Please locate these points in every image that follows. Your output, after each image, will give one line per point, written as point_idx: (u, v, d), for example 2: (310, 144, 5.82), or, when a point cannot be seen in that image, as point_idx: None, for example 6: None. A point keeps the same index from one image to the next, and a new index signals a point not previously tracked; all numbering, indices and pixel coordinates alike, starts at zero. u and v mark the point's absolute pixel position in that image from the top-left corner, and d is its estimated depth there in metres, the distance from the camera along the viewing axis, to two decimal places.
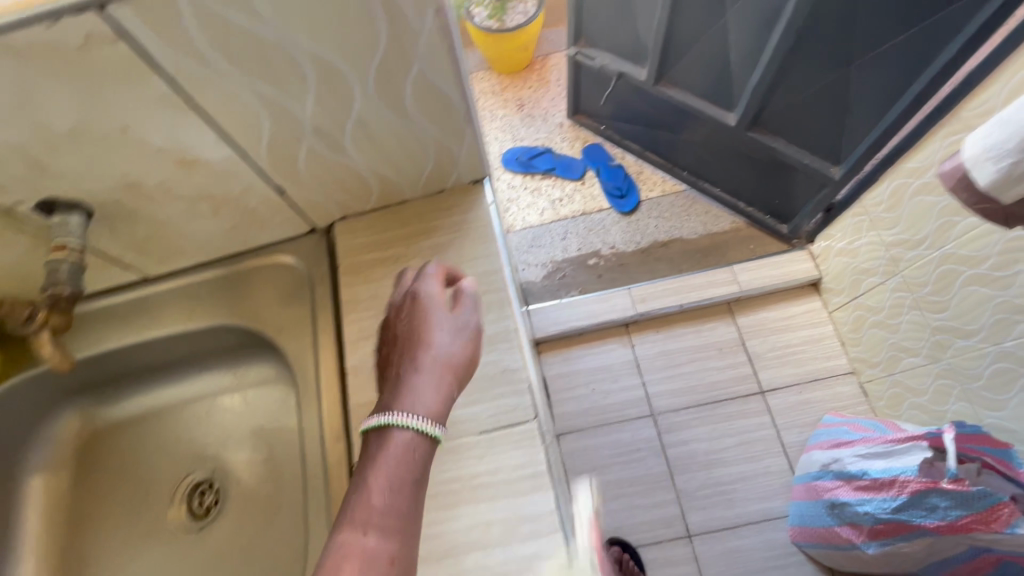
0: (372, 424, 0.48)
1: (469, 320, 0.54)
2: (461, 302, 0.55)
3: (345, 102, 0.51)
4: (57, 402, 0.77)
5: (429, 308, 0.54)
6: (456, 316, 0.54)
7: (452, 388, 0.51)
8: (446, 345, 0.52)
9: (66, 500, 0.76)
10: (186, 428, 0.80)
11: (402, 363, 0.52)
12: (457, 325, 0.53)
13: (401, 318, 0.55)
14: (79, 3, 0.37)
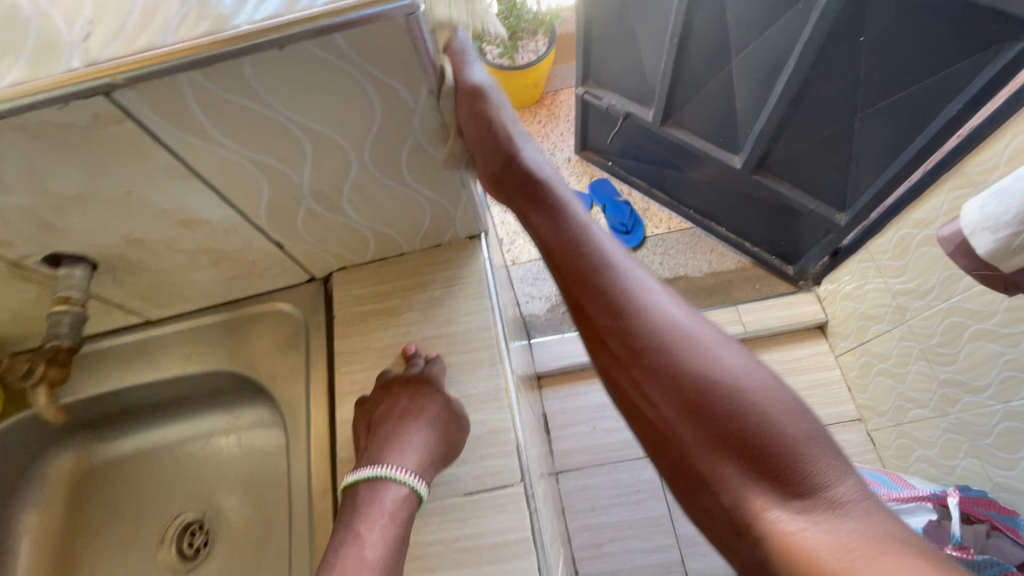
0: (365, 475, 0.53)
1: (458, 404, 0.60)
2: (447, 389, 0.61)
3: (342, 169, 0.53)
4: (54, 440, 0.77)
5: (422, 386, 0.59)
6: (447, 397, 0.60)
7: (439, 452, 0.56)
8: (436, 420, 0.57)
9: (59, 538, 0.76)
10: (180, 469, 0.80)
11: (394, 430, 0.56)
12: (449, 405, 0.59)
13: (396, 390, 0.60)
14: (86, 91, 0.40)
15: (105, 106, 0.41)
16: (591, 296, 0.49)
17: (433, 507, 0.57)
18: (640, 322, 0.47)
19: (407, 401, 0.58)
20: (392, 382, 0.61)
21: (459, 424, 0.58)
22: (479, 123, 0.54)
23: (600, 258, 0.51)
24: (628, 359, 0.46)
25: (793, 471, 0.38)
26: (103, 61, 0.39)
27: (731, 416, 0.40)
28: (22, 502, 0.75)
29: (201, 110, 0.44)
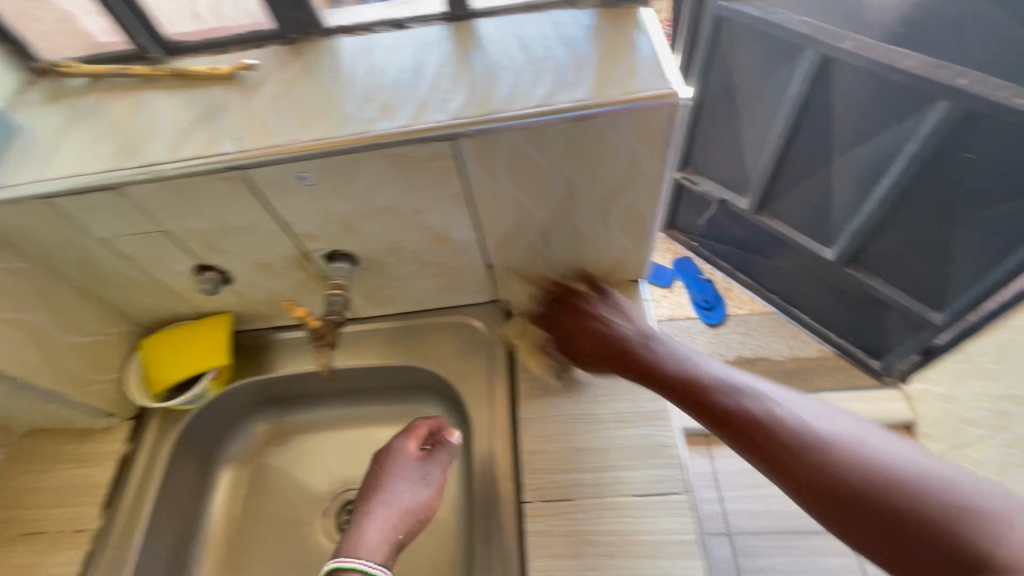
0: (328, 566, 0.63)
1: (438, 467, 0.72)
2: (440, 447, 0.73)
3: (570, 211, 0.68)
4: (253, 410, 0.91)
5: (406, 458, 0.71)
6: (429, 464, 0.72)
7: (395, 533, 0.67)
8: (413, 490, 0.70)
9: (243, 497, 0.88)
10: (347, 452, 0.91)
11: (375, 507, 0.68)
12: (430, 470, 0.72)
13: (387, 459, 0.71)
14: (443, 136, 0.56)
15: (447, 147, 0.57)
16: (752, 452, 0.53)
17: (608, 502, 0.66)
18: (777, 437, 0.52)
19: (391, 476, 0.70)
20: (387, 450, 0.73)
21: (434, 488, 0.71)
22: (592, 335, 0.69)
23: (739, 411, 0.55)
24: (825, 491, 0.48)
25: (974, 551, 0.41)
26: (464, 117, 0.57)
27: (888, 492, 0.46)
28: (224, 457, 0.89)
29: (503, 158, 0.60)
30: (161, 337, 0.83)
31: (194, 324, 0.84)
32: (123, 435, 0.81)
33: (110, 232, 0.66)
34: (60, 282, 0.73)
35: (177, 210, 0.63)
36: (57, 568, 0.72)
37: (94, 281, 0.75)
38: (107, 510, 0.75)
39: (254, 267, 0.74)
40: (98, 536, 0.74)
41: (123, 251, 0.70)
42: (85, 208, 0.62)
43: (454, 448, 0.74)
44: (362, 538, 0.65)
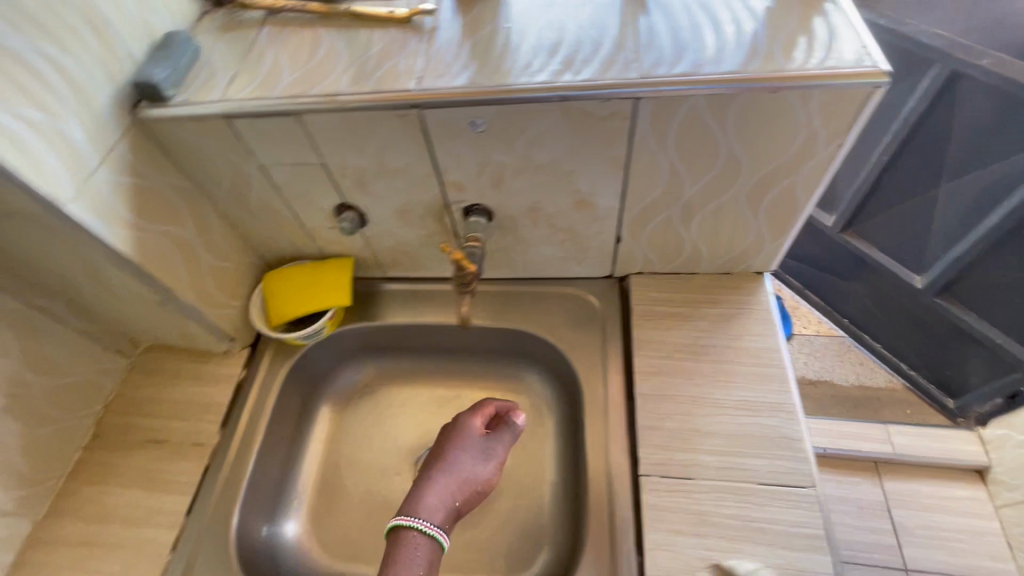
0: (391, 524, 0.61)
1: (502, 444, 0.69)
2: (505, 426, 0.71)
3: (722, 189, 0.67)
4: (353, 355, 0.93)
5: (471, 430, 0.69)
6: (493, 440, 0.69)
7: (458, 499, 0.64)
8: (476, 461, 0.67)
9: (339, 440, 0.89)
10: (440, 409, 0.91)
11: (438, 470, 0.65)
12: (496, 444, 0.69)
13: (453, 430, 0.70)
14: (627, 95, 0.56)
15: (627, 107, 0.58)
16: None
17: (732, 486, 0.64)
18: None
19: (455, 445, 0.68)
20: (451, 422, 0.71)
21: (496, 462, 0.68)
22: None
23: None
24: None
25: None
26: (655, 78, 0.56)
27: None
28: (324, 397, 0.91)
29: (677, 125, 0.59)
30: (285, 273, 0.85)
31: (316, 264, 0.85)
32: (239, 361, 0.84)
33: (273, 160, 0.69)
34: (209, 206, 0.76)
35: (344, 144, 0.65)
36: (175, 476, 0.74)
37: (239, 209, 0.78)
38: (224, 428, 0.78)
39: (393, 213, 0.75)
40: (215, 452, 0.76)
41: (276, 181, 0.72)
42: (260, 133, 0.64)
43: (517, 430, 0.71)
44: (422, 498, 0.63)
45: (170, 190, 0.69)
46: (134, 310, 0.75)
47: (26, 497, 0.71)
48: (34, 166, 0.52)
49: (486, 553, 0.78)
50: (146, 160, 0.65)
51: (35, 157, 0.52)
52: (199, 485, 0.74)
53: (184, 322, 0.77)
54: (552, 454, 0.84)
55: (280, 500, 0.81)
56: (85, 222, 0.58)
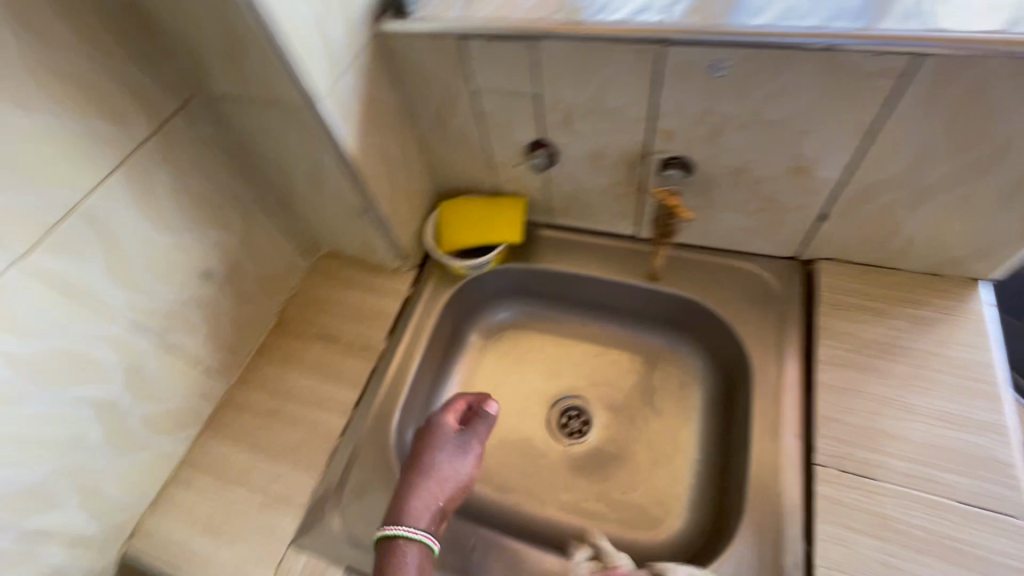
0: (382, 535, 0.59)
1: (475, 437, 0.67)
2: (477, 418, 0.69)
3: (976, 176, 0.59)
4: (504, 295, 0.95)
5: (443, 429, 0.67)
6: (465, 434, 0.67)
7: (442, 501, 0.63)
8: (450, 455, 0.66)
9: (480, 374, 0.92)
10: (578, 362, 0.92)
11: (417, 475, 0.64)
12: (468, 438, 0.67)
13: (427, 429, 0.68)
14: (909, 50, 0.51)
15: (903, 64, 0.52)
16: None
17: (922, 498, 0.59)
18: None
19: (430, 445, 0.66)
20: (425, 420, 0.69)
21: (471, 456, 0.66)
22: None
23: None
24: None
25: None
26: (946, 32, 0.50)
27: None
28: (470, 329, 0.94)
29: (956, 92, 0.53)
30: (461, 204, 0.88)
31: (491, 199, 0.87)
32: (407, 280, 0.89)
33: (489, 86, 0.69)
34: (411, 126, 0.79)
35: (569, 75, 0.64)
36: (347, 371, 0.80)
37: (435, 133, 0.80)
38: (390, 338, 0.83)
39: (586, 156, 0.75)
40: (381, 357, 0.82)
41: (483, 108, 0.73)
42: (489, 56, 0.65)
43: (490, 421, 0.69)
44: (408, 504, 0.61)
45: (387, 104, 0.72)
46: (331, 215, 0.80)
47: (226, 363, 0.80)
48: (306, 60, 0.56)
49: (614, 508, 0.79)
50: (376, 71, 0.68)
51: (308, 52, 0.56)
52: (366, 383, 0.79)
53: (371, 234, 0.81)
54: (695, 431, 0.82)
55: (426, 415, 0.85)
56: (329, 121, 0.62)
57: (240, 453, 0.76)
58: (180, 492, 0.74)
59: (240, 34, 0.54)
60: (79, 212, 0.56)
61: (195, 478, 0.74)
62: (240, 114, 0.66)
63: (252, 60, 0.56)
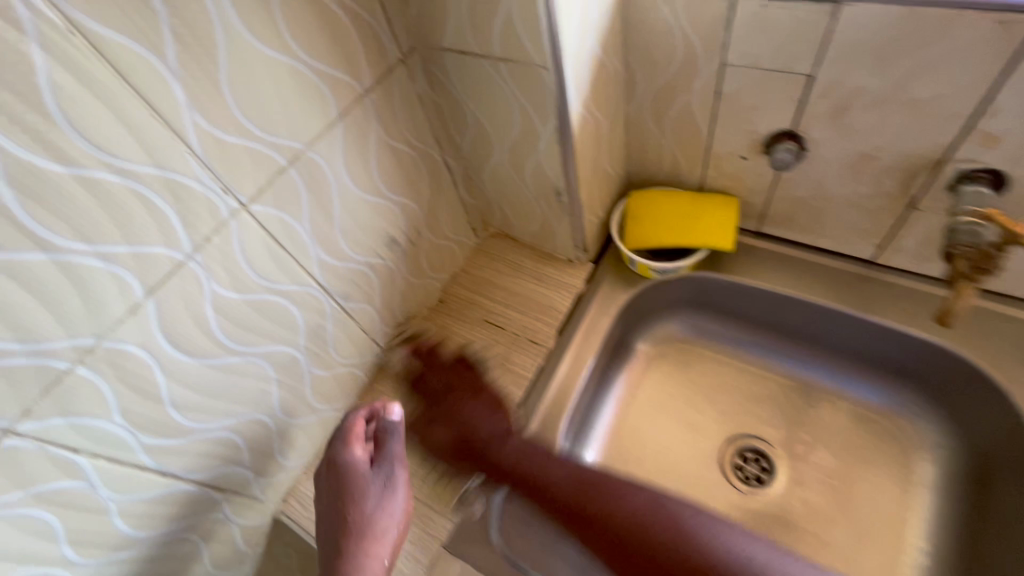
0: None
1: (393, 459, 0.58)
2: (386, 439, 0.59)
3: None
4: (684, 306, 0.83)
5: (355, 468, 0.58)
6: (379, 464, 0.58)
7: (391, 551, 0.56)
8: (373, 493, 0.57)
9: (643, 391, 0.82)
10: (760, 397, 0.80)
11: (351, 543, 0.55)
12: (386, 465, 0.58)
13: (339, 472, 0.58)
14: None
15: None
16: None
17: None
18: None
19: (348, 493, 0.57)
20: (330, 462, 0.59)
21: (399, 485, 0.58)
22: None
23: None
24: None
25: None
26: None
27: None
28: (638, 338, 0.83)
29: None
30: (655, 196, 0.76)
31: (696, 196, 0.74)
32: (581, 273, 0.79)
33: (749, 61, 0.57)
34: (623, 102, 0.69)
35: (867, 53, 0.51)
36: (511, 365, 0.73)
37: (649, 112, 0.69)
38: (560, 336, 0.75)
39: (845, 156, 0.60)
40: (549, 356, 0.73)
41: (726, 88, 0.61)
42: (763, 23, 0.53)
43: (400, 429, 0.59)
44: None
45: (611, 74, 0.62)
46: (519, 193, 0.72)
47: (388, 334, 0.75)
48: (565, 11, 0.48)
49: None
50: (612, 34, 0.59)
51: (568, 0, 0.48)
52: (532, 382, 0.72)
53: (558, 220, 0.73)
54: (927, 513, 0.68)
55: (585, 427, 0.76)
56: (567, 87, 0.53)
57: None
58: None
59: None
60: (301, 161, 0.51)
61: None
62: (459, 71, 0.59)
63: (503, 8, 0.48)
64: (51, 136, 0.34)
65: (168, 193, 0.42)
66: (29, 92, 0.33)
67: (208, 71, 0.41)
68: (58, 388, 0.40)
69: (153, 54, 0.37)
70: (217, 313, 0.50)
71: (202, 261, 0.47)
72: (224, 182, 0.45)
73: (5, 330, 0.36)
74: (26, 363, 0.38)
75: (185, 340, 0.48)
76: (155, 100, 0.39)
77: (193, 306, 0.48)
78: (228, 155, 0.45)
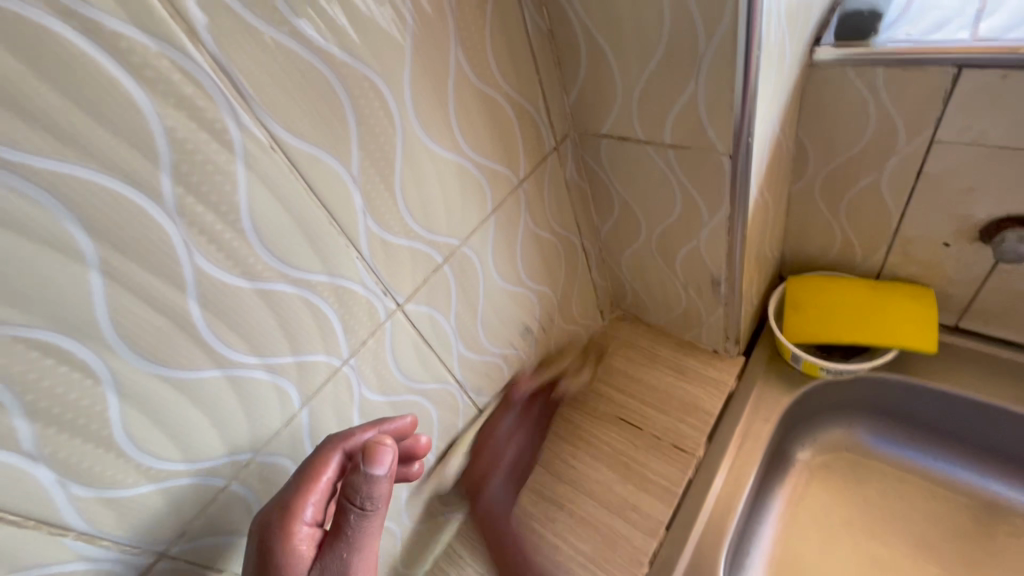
0: None
1: (357, 555, 0.34)
2: (349, 515, 0.34)
3: None
4: (856, 409, 0.70)
5: (297, 545, 0.35)
6: (328, 558, 0.34)
7: None
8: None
9: (808, 512, 0.68)
10: (969, 533, 0.63)
11: None
12: (343, 563, 0.34)
13: (275, 546, 0.35)
14: None
15: None
16: None
17: None
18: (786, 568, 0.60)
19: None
20: (267, 525, 0.35)
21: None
22: None
23: None
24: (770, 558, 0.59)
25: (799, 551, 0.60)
26: None
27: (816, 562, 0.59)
28: (799, 444, 0.71)
29: None
30: (820, 283, 0.66)
31: (875, 286, 0.64)
32: (731, 368, 0.69)
33: (971, 137, 0.48)
34: (789, 182, 0.61)
35: None
36: (655, 473, 0.63)
37: (820, 192, 0.61)
38: (710, 443, 0.65)
39: None
40: (699, 466, 0.63)
41: (931, 167, 0.52)
42: (997, 96, 0.45)
43: (383, 501, 0.35)
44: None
45: (783, 153, 0.56)
46: (664, 279, 0.65)
47: None
48: (761, 94, 0.42)
49: None
50: (790, 112, 0.52)
51: (765, 83, 0.42)
52: (681, 498, 0.62)
53: (709, 309, 0.64)
54: None
55: (740, 554, 0.63)
56: (749, 174, 0.47)
57: (519, 547, 0.62)
58: None
59: (692, 62, 0.41)
60: (455, 257, 0.48)
61: (470, 561, 0.63)
62: (615, 156, 0.54)
63: (686, 94, 0.43)
64: (241, 252, 0.33)
65: (335, 300, 0.40)
66: (228, 212, 0.32)
67: (385, 176, 0.39)
68: (212, 508, 0.38)
69: (341, 164, 0.36)
70: (363, 418, 0.47)
71: (356, 364, 0.44)
72: (386, 284, 0.43)
73: (173, 449, 0.34)
74: (186, 481, 0.36)
75: None
76: (335, 209, 0.37)
77: (343, 411, 0.44)
78: (393, 256, 0.43)
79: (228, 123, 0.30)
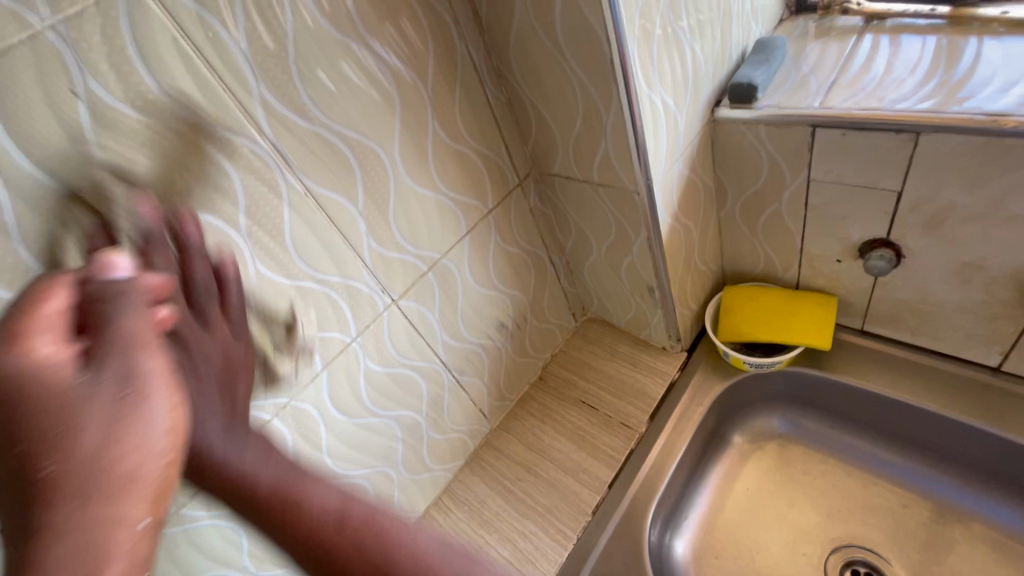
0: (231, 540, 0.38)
1: (128, 328, 0.28)
2: (105, 306, 0.29)
3: None
4: (784, 401, 0.82)
5: (25, 364, 0.25)
6: (112, 338, 0.27)
7: (115, 512, 0.24)
8: (95, 402, 0.25)
9: (740, 485, 0.80)
10: (872, 505, 0.75)
11: (64, 508, 0.23)
12: (121, 347, 0.27)
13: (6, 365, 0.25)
14: None
15: None
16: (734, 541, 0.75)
17: None
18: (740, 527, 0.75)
19: (48, 441, 0.24)
20: None
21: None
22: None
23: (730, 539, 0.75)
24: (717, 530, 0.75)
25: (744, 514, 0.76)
26: None
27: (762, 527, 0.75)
28: (736, 430, 0.83)
29: None
30: (750, 294, 0.79)
31: (790, 294, 0.77)
32: (676, 361, 0.83)
33: (835, 178, 0.62)
34: (714, 208, 0.75)
35: (953, 175, 0.54)
36: (605, 445, 0.78)
37: (740, 217, 0.75)
38: (652, 422, 0.79)
39: (946, 265, 0.61)
40: (641, 440, 0.78)
41: (814, 199, 0.65)
42: (843, 148, 0.58)
43: (140, 296, 0.31)
44: None
45: (701, 186, 0.70)
46: (616, 287, 0.80)
47: (494, 406, 0.84)
48: (654, 147, 0.58)
49: None
50: (700, 156, 0.67)
51: (655, 137, 0.58)
52: (623, 464, 0.76)
53: (652, 311, 0.79)
54: None
55: (676, 515, 0.77)
56: (657, 204, 0.62)
57: (493, 500, 0.78)
58: (439, 520, 0.78)
59: (601, 128, 0.57)
60: (437, 266, 0.66)
61: (454, 509, 0.78)
62: (565, 190, 0.71)
63: (602, 148, 0.60)
64: (284, 260, 0.51)
65: (346, 294, 0.57)
66: (279, 235, 0.50)
67: (381, 208, 0.57)
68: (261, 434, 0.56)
69: (351, 203, 0.54)
70: (367, 383, 0.64)
71: (362, 342, 0.61)
72: (383, 284, 0.60)
73: None
74: None
75: (342, 403, 0.62)
76: (347, 231, 0.55)
77: (352, 376, 0.62)
78: (388, 264, 0.60)
79: (280, 181, 0.48)
